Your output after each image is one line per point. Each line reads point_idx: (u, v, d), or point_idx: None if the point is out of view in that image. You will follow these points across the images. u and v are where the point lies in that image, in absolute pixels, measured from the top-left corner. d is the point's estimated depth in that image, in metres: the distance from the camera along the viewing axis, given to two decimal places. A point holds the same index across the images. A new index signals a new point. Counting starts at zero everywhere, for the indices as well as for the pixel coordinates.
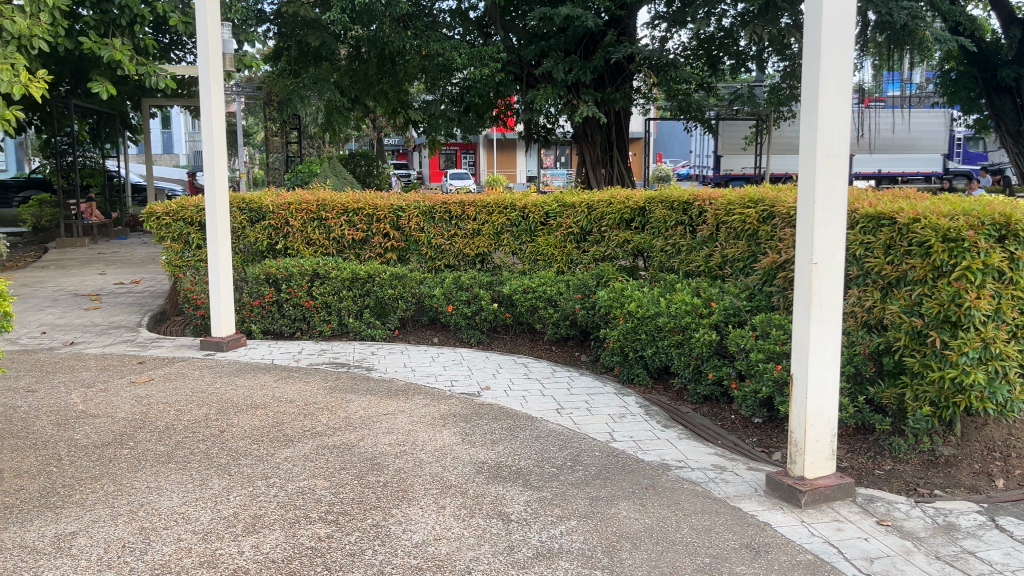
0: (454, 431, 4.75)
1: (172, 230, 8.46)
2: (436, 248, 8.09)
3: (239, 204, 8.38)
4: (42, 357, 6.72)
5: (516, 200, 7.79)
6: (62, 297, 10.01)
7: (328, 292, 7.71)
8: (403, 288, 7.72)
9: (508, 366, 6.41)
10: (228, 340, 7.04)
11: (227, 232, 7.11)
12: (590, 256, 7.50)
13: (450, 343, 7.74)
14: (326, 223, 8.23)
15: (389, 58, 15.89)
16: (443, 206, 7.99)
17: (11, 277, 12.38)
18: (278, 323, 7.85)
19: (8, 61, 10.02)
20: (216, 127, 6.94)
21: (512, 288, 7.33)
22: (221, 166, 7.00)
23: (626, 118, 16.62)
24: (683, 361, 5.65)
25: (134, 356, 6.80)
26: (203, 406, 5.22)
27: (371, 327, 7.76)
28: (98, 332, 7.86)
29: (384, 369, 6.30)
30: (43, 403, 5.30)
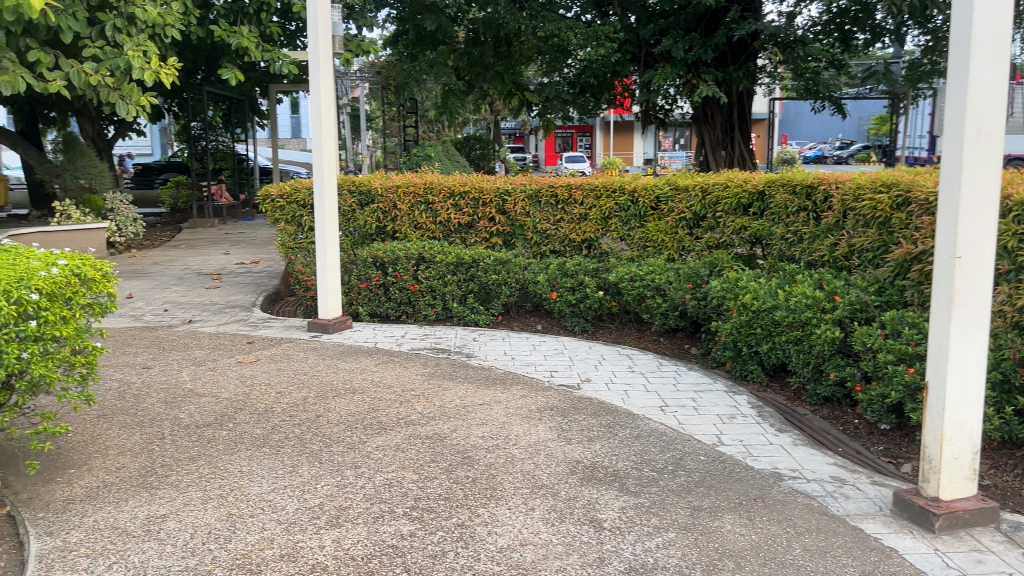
0: (550, 426, 4.55)
1: (286, 213, 8.63)
2: (542, 233, 7.88)
3: (349, 187, 8.43)
4: (160, 334, 6.98)
5: (626, 184, 7.46)
6: (186, 275, 10.45)
7: (433, 276, 7.65)
8: (507, 274, 7.57)
9: (612, 358, 6.14)
10: (333, 323, 7.09)
11: (334, 215, 7.14)
12: (703, 243, 7.11)
13: (554, 331, 7.54)
14: (433, 207, 8.17)
15: (505, 40, 15.74)
16: (550, 190, 7.76)
17: (146, 255, 13.08)
18: (384, 306, 7.86)
19: (142, 49, 10.48)
20: (326, 111, 6.96)
21: (619, 276, 7.04)
22: (330, 150, 7.03)
23: (748, 97, 15.85)
24: (802, 359, 5.22)
25: (245, 336, 6.95)
26: (304, 389, 5.24)
27: (475, 312, 7.66)
28: (215, 311, 8.11)
29: (484, 356, 6.16)
30: (155, 379, 5.46)
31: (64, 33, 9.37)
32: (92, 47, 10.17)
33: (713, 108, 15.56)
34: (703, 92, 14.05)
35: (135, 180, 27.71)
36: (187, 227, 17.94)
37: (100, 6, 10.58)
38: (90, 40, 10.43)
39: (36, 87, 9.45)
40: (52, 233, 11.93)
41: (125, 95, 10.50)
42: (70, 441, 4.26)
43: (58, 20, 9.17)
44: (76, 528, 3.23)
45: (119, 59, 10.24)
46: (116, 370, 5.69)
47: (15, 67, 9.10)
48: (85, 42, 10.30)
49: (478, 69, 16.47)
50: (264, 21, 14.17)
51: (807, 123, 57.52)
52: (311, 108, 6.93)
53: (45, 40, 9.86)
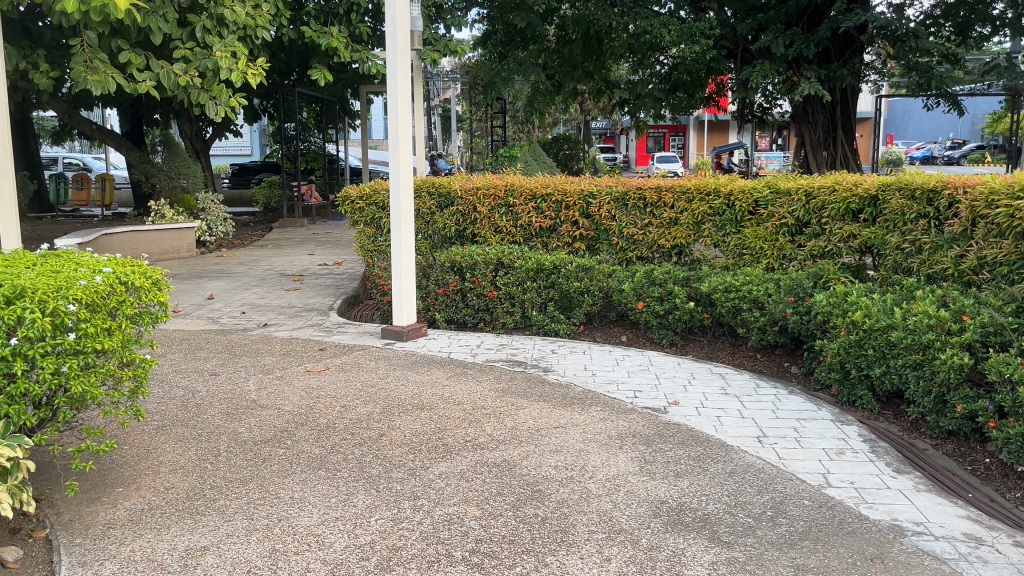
0: (631, 456, 4.09)
1: (365, 214, 8.42)
2: (628, 238, 7.41)
3: (427, 189, 8.12)
4: (234, 338, 6.85)
5: (721, 186, 6.91)
6: (268, 277, 10.42)
7: (512, 282, 7.28)
8: (590, 281, 7.14)
9: (703, 378, 5.61)
10: (407, 330, 6.81)
11: (409, 217, 6.85)
12: (806, 251, 6.50)
13: (640, 344, 7.04)
14: (514, 210, 7.80)
15: (595, 37, 15.27)
16: (638, 192, 7.27)
17: (234, 254, 13.20)
18: (461, 313, 7.53)
19: (231, 50, 10.51)
20: (402, 111, 6.68)
21: (711, 286, 6.51)
22: (407, 152, 6.76)
23: (853, 94, 14.88)
24: (922, 387, 4.58)
25: (317, 342, 6.74)
26: (369, 404, 4.95)
27: (556, 321, 7.25)
28: (291, 314, 7.97)
29: (562, 371, 5.74)
30: (220, 389, 5.27)
31: (154, 34, 9.45)
32: (182, 49, 10.25)
33: (815, 106, 14.66)
34: (804, 89, 13.21)
35: (232, 180, 28.43)
36: (277, 227, 18.18)
37: (190, 8, 10.67)
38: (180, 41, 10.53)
39: (127, 88, 9.56)
40: (144, 232, 12.17)
41: (214, 96, 10.56)
42: (123, 456, 4.09)
43: (148, 22, 9.23)
44: (111, 559, 3.02)
45: (208, 61, 10.30)
46: (184, 377, 5.54)
47: (108, 69, 9.23)
48: (176, 43, 10.40)
49: (568, 68, 16.07)
50: (354, 22, 14.13)
51: (915, 122, 54.62)
52: (388, 107, 6.65)
53: (137, 42, 9.99)
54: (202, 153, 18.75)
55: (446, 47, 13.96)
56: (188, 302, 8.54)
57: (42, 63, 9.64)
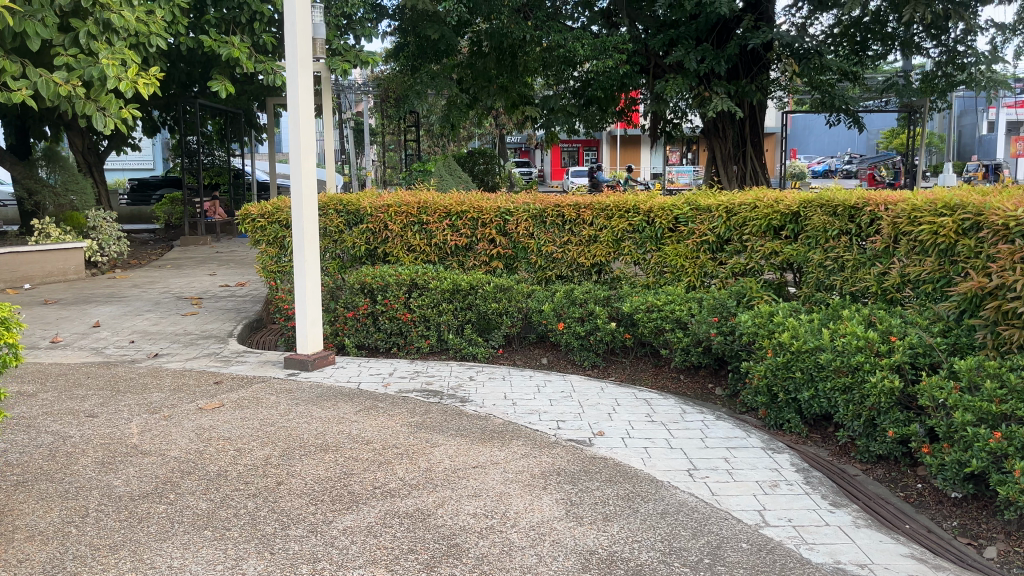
0: (557, 498, 3.76)
1: (268, 233, 7.88)
2: (547, 257, 7.13)
3: (335, 206, 7.64)
4: (119, 372, 6.22)
5: (641, 203, 6.72)
6: (164, 301, 9.69)
7: (426, 304, 6.89)
8: (509, 302, 6.82)
9: (627, 403, 5.37)
10: (313, 358, 6.32)
11: (314, 237, 6.38)
12: (728, 269, 6.36)
13: (561, 367, 6.76)
14: (427, 228, 7.41)
15: (508, 51, 15.09)
16: (556, 210, 7.01)
17: (128, 276, 12.36)
18: (373, 337, 7.08)
19: (120, 57, 9.78)
20: (305, 125, 6.23)
21: (633, 306, 6.30)
22: (309, 168, 6.30)
23: (762, 110, 15.14)
24: (852, 411, 4.42)
25: (213, 374, 6.17)
26: (268, 446, 4.47)
27: (473, 344, 6.89)
28: (186, 343, 7.35)
29: (480, 402, 5.36)
30: (97, 433, 4.69)
31: (30, 40, 8.72)
32: (64, 56, 9.50)
33: (726, 121, 14.81)
34: (716, 105, 13.30)
35: (131, 196, 27.03)
36: (178, 245, 17.24)
37: (73, 12, 9.94)
38: (61, 47, 9.76)
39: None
40: (26, 253, 11.23)
41: (102, 107, 9.79)
42: None
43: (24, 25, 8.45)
44: None
45: (93, 69, 9.55)
46: (54, 421, 4.92)
47: None
48: (57, 50, 9.64)
49: (482, 82, 15.89)
50: (258, 32, 13.49)
51: (815, 137, 56.89)
52: (289, 119, 6.19)
53: (12, 48, 9.20)
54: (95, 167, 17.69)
55: (357, 57, 13.52)
56: (70, 331, 7.80)
57: None
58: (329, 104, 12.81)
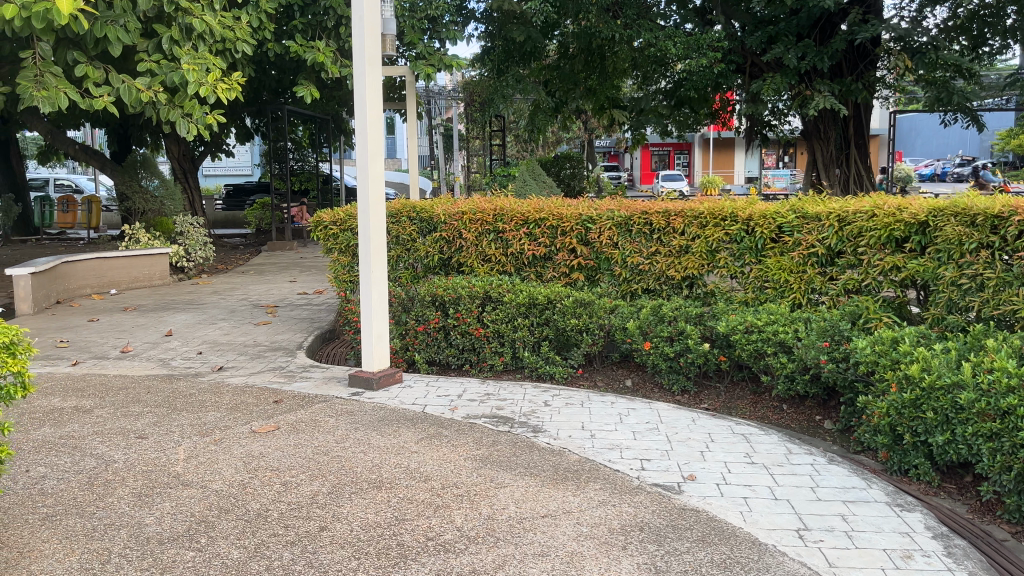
0: (638, 563, 3.18)
1: (339, 241, 7.51)
2: (633, 269, 6.53)
3: (407, 213, 7.21)
4: (180, 386, 5.94)
5: (739, 210, 6.07)
6: (240, 308, 9.54)
7: (501, 318, 6.39)
8: (590, 318, 6.25)
9: (722, 439, 4.73)
10: (378, 377, 5.90)
11: (382, 246, 5.97)
12: (840, 285, 5.64)
13: (647, 391, 6.15)
14: (504, 236, 6.91)
15: (597, 51, 14.52)
16: (643, 218, 6.41)
17: (211, 282, 12.36)
18: (444, 353, 6.62)
19: (202, 62, 9.66)
20: (373, 127, 5.82)
21: (730, 326, 5.66)
22: (377, 173, 5.89)
23: (867, 111, 14.06)
24: (1000, 463, 3.69)
25: (274, 392, 5.82)
26: (318, 480, 4.04)
27: (550, 363, 6.33)
28: (253, 355, 7.06)
29: (555, 433, 4.80)
30: (142, 458, 4.36)
31: (112, 44, 8.67)
32: (147, 61, 9.41)
33: (827, 122, 13.78)
34: (818, 103, 12.34)
35: (226, 202, 27.70)
36: (265, 251, 17.35)
37: (158, 18, 9.88)
38: (146, 53, 9.70)
39: (83, 104, 8.69)
40: (113, 259, 11.30)
41: (186, 112, 9.70)
42: None
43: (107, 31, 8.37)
44: None
45: (175, 74, 9.43)
46: (102, 442, 4.63)
47: (59, 83, 8.31)
48: (141, 55, 9.59)
49: (569, 86, 15.43)
50: (344, 36, 13.29)
51: (923, 139, 54.03)
52: (356, 121, 5.79)
53: (96, 54, 9.17)
54: (190, 173, 18.02)
55: (441, 60, 13.04)
56: (142, 340, 7.65)
57: None
58: (412, 109, 12.50)
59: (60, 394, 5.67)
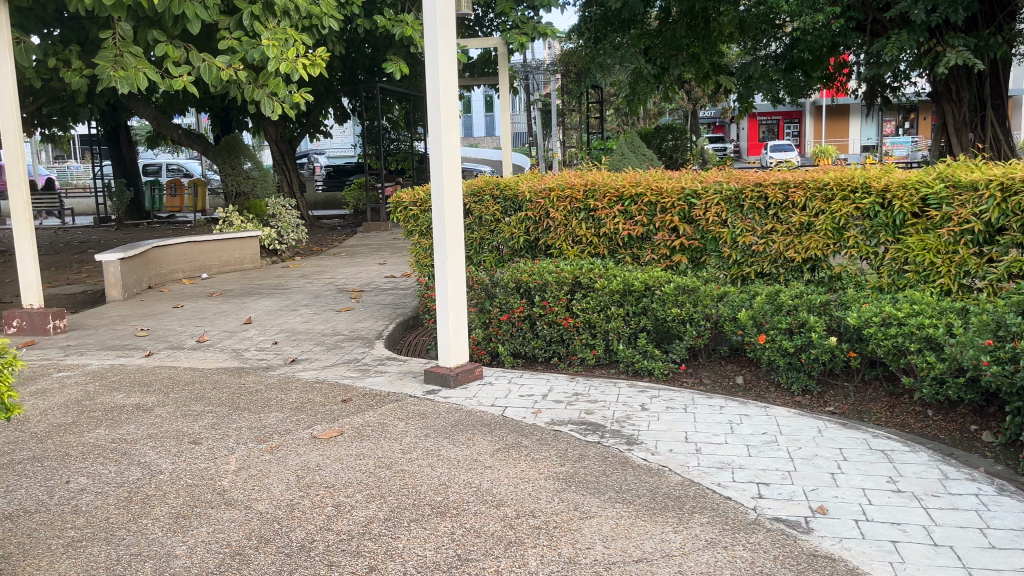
0: None
1: (420, 223, 6.97)
2: (744, 250, 5.76)
3: (491, 191, 6.59)
4: (247, 382, 5.55)
5: (872, 180, 5.24)
6: (325, 293, 9.22)
7: (593, 307, 5.72)
8: (694, 306, 5.50)
9: (858, 456, 3.94)
10: (456, 373, 5.32)
11: (459, 228, 5.39)
12: (1001, 268, 4.79)
13: (762, 391, 5.39)
14: (596, 215, 6.20)
15: (701, 14, 13.46)
16: (757, 190, 5.63)
17: (302, 264, 12.16)
18: (530, 345, 6.01)
19: (285, 37, 9.29)
20: (446, 95, 5.21)
21: (862, 318, 4.82)
22: (451, 147, 5.29)
23: (1006, 68, 12.45)
24: None
25: (344, 389, 5.34)
26: (375, 503, 3.50)
27: (649, 358, 5.63)
28: (329, 346, 6.64)
29: (652, 446, 4.11)
30: (191, 470, 3.94)
31: (189, 22, 8.38)
32: (229, 39, 9.12)
33: (959, 81, 12.25)
34: (951, 60, 10.96)
35: (327, 182, 27.89)
36: (360, 231, 17.17)
37: None
38: (227, 30, 9.39)
39: (162, 85, 8.49)
40: (203, 243, 11.21)
41: (271, 91, 9.38)
42: None
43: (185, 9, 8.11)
44: None
45: (255, 51, 9.07)
46: (153, 448, 4.25)
47: (138, 64, 8.19)
48: (223, 33, 9.30)
49: (672, 52, 14.05)
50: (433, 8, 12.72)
51: None
52: (428, 89, 5.20)
53: (177, 33, 9.03)
54: (287, 155, 18.02)
55: (535, 29, 12.31)
56: (220, 328, 7.37)
57: (73, 60, 8.47)
58: (505, 82, 11.84)
59: (125, 390, 5.37)
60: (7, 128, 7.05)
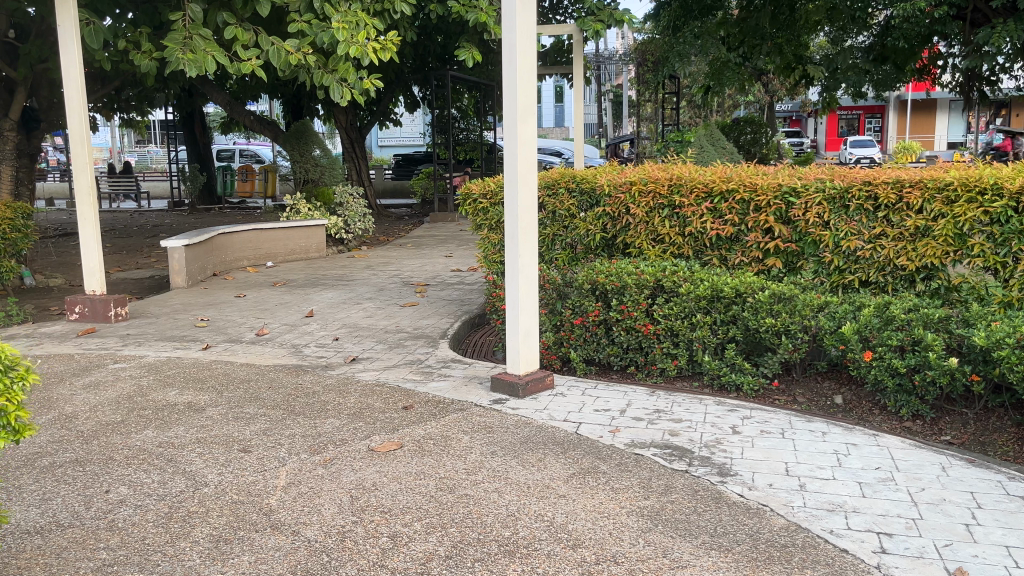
0: None
1: (489, 217, 6.54)
2: (849, 255, 5.18)
3: (566, 183, 6.12)
4: (305, 382, 5.24)
5: (1005, 180, 4.63)
6: (390, 286, 8.91)
7: (676, 313, 5.22)
8: (791, 316, 4.95)
9: (993, 503, 3.38)
10: (525, 383, 4.89)
11: (533, 224, 4.96)
12: None
13: (865, 413, 4.82)
14: (681, 212, 5.68)
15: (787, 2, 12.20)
16: (865, 190, 5.05)
17: (367, 255, 11.91)
18: (605, 352, 5.55)
19: (356, 21, 8.96)
20: (524, 78, 4.77)
21: (992, 338, 4.22)
22: (528, 136, 4.85)
23: None
24: None
25: (405, 394, 4.96)
26: (436, 535, 3.10)
27: (737, 372, 5.10)
28: (392, 344, 6.29)
29: (748, 478, 3.62)
30: (237, 483, 3.61)
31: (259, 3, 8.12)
32: (298, 21, 8.80)
33: None
34: None
35: (396, 171, 27.47)
36: (427, 222, 16.90)
37: None
38: (297, 13, 9.09)
39: (230, 68, 8.27)
40: (269, 230, 11.03)
41: (341, 77, 9.06)
42: None
43: None
44: None
45: (325, 34, 8.75)
46: (200, 456, 3.95)
47: (207, 46, 7.97)
48: (292, 16, 8.99)
49: (754, 41, 12.95)
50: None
51: None
52: (505, 71, 4.77)
53: (247, 15, 8.79)
54: (357, 143, 17.85)
55: (611, 16, 11.72)
56: (281, 321, 7.11)
57: (143, 42, 8.32)
58: (579, 71, 11.31)
59: (178, 387, 5.12)
60: (72, 111, 6.92)
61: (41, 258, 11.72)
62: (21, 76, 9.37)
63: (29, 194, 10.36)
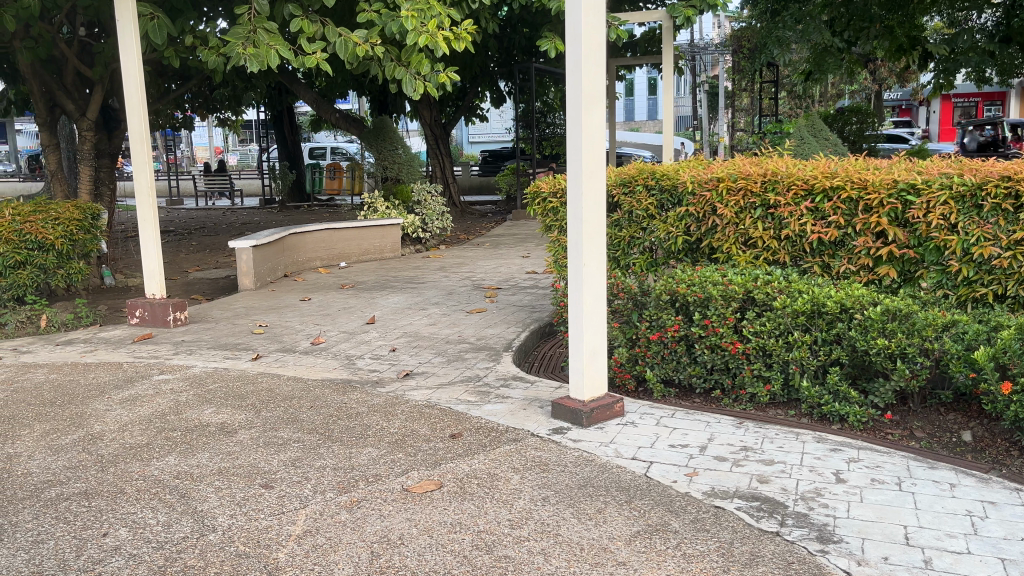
0: None
1: (559, 217, 5.95)
2: (981, 264, 4.35)
3: (644, 180, 5.46)
4: (349, 401, 4.78)
5: None
6: (459, 290, 8.43)
7: (769, 330, 4.50)
8: (908, 337, 4.15)
9: None
10: (591, 411, 4.29)
11: (601, 227, 4.33)
12: None
13: (1001, 455, 3.99)
14: (776, 213, 4.92)
15: None
16: (1003, 186, 4.21)
17: (442, 254, 11.50)
18: (686, 373, 4.87)
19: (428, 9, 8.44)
20: (591, 61, 4.16)
21: None
22: (596, 127, 4.24)
23: None
24: None
25: (457, 419, 4.42)
26: None
27: (841, 401, 4.34)
28: (451, 357, 5.79)
29: (857, 548, 2.91)
30: (244, 531, 3.14)
31: None
32: (367, 11, 8.45)
33: None
34: None
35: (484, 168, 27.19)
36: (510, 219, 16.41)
37: None
38: (368, 2, 8.73)
39: (295, 62, 7.97)
40: (343, 230, 10.73)
41: (414, 70, 8.57)
42: None
43: None
44: None
45: (394, 23, 8.35)
46: (217, 491, 3.52)
47: (271, 40, 7.67)
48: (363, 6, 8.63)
49: (862, 24, 11.50)
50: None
51: None
52: (570, 53, 4.17)
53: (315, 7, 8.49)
54: (441, 139, 17.48)
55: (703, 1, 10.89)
56: (339, 329, 6.71)
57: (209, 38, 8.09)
58: (670, 60, 10.48)
59: (216, 404, 4.74)
60: (132, 110, 6.69)
61: (125, 258, 11.81)
62: (97, 75, 9.35)
63: (110, 196, 10.43)
